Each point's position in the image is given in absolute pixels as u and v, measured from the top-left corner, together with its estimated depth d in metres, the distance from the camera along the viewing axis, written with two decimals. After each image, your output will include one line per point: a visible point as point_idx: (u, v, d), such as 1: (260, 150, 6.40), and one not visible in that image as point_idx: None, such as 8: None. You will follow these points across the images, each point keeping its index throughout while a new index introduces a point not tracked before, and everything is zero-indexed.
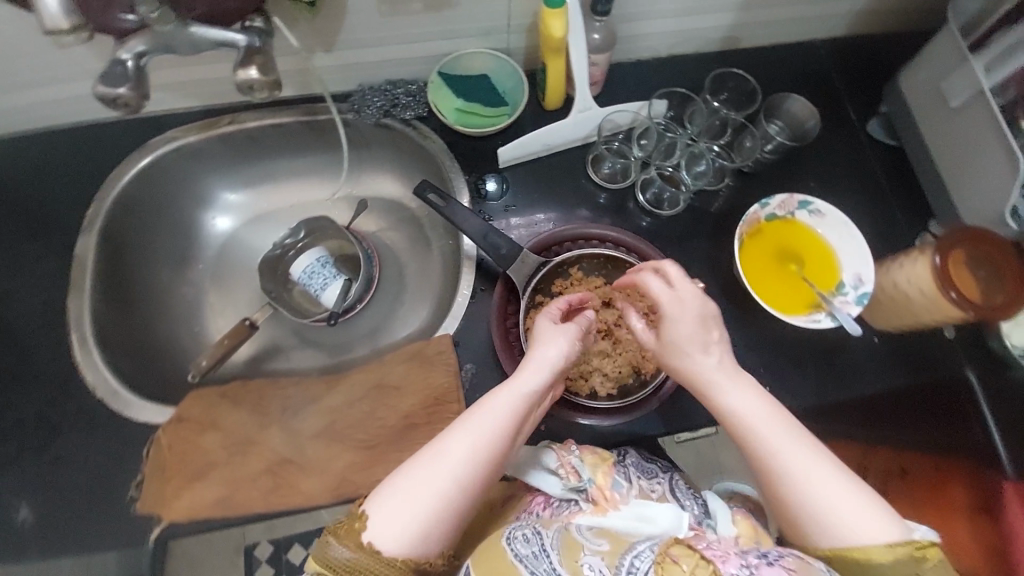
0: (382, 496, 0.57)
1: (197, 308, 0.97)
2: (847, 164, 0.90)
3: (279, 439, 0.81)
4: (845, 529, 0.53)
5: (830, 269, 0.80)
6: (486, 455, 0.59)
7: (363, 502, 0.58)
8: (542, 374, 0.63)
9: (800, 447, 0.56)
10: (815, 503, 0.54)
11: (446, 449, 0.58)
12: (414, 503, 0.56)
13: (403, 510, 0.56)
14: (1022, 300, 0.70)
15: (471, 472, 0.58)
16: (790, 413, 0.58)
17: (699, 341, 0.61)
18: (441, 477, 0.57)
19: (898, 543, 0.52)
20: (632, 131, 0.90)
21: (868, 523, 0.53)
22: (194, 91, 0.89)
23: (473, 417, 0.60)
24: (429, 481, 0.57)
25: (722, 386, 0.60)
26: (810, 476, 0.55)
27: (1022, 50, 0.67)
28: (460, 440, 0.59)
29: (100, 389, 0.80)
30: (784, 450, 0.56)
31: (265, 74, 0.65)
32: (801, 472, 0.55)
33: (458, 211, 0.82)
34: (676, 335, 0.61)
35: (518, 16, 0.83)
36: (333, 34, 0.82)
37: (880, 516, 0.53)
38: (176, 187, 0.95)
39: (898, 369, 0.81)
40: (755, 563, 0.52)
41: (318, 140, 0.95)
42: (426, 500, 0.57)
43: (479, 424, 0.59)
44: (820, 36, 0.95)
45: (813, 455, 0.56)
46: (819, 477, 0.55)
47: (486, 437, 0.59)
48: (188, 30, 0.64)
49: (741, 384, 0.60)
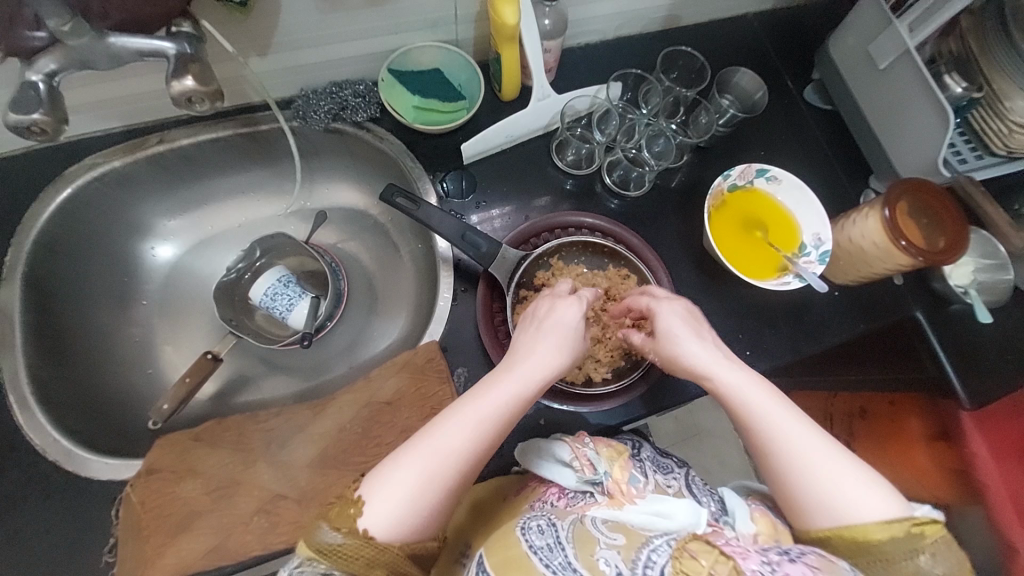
0: (377, 479, 0.56)
1: (150, 347, 0.88)
2: (792, 131, 0.95)
3: (268, 475, 0.75)
4: (846, 509, 0.56)
5: (792, 232, 0.84)
6: (476, 446, 0.57)
7: (359, 483, 0.57)
8: (529, 383, 0.60)
9: (800, 429, 0.59)
10: (816, 485, 0.57)
11: (440, 434, 0.57)
12: (408, 488, 0.55)
13: (395, 493, 0.55)
14: (962, 243, 0.75)
15: (460, 466, 0.56)
16: (784, 394, 0.61)
17: (693, 333, 0.65)
18: (433, 463, 0.56)
19: (894, 520, 0.55)
20: (592, 116, 0.90)
21: (869, 501, 0.56)
22: (114, 111, 0.80)
23: (463, 410, 0.58)
24: (423, 466, 0.56)
25: (713, 369, 0.63)
26: (810, 461, 0.58)
27: (938, 11, 0.73)
28: (454, 425, 0.57)
29: (52, 451, 0.73)
30: (787, 436, 0.59)
31: (204, 83, 0.57)
32: (796, 452, 0.58)
33: (431, 213, 0.79)
34: (667, 325, 0.66)
35: (464, 5, 0.80)
36: (268, 37, 0.75)
37: (882, 498, 0.56)
38: (105, 219, 0.85)
39: (858, 317, 0.87)
40: (776, 559, 0.54)
41: (264, 152, 0.89)
42: (419, 484, 0.55)
43: (471, 417, 0.57)
44: (754, 10, 0.98)
45: (808, 435, 0.59)
46: (821, 462, 0.58)
47: (478, 426, 0.57)
48: (106, 41, 0.56)
49: (734, 367, 0.63)
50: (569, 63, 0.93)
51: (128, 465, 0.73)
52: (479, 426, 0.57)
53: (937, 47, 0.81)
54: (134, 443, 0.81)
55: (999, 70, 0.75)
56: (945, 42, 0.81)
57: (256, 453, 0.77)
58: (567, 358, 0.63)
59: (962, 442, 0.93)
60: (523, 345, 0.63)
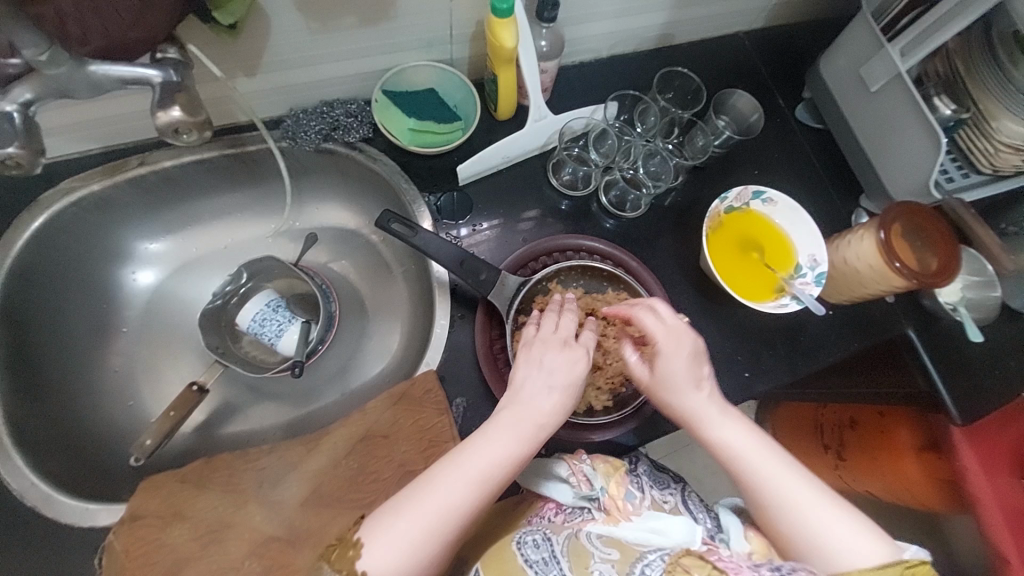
0: (383, 525, 0.55)
1: (130, 379, 0.84)
2: (785, 150, 0.95)
3: (261, 516, 0.73)
4: (836, 547, 0.55)
5: (788, 254, 0.84)
6: (478, 501, 0.56)
7: (361, 523, 0.56)
8: (528, 440, 0.60)
9: (795, 479, 0.59)
10: (801, 513, 0.57)
11: (445, 484, 0.57)
12: (409, 538, 0.54)
13: (396, 541, 0.54)
14: (952, 265, 0.76)
15: (461, 517, 0.56)
16: (771, 439, 0.61)
17: (691, 380, 0.63)
18: (436, 512, 0.55)
19: (883, 564, 0.53)
20: (588, 136, 0.89)
21: (856, 541, 0.55)
22: (91, 133, 0.77)
23: (467, 460, 0.58)
24: (425, 514, 0.55)
25: (711, 420, 0.62)
26: (796, 493, 0.58)
27: (931, 38, 0.72)
28: (456, 476, 0.57)
29: (31, 494, 0.71)
30: (771, 468, 0.59)
31: (192, 113, 0.55)
32: (788, 495, 0.58)
33: (428, 239, 0.77)
34: (667, 370, 0.63)
35: (460, 25, 0.79)
36: (255, 57, 0.73)
37: (869, 539, 0.55)
38: (81, 244, 0.81)
39: (852, 336, 0.88)
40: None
41: (250, 173, 0.86)
42: (419, 534, 0.54)
43: (473, 468, 0.57)
44: (744, 30, 0.99)
45: (799, 481, 0.59)
46: (805, 494, 0.58)
47: (480, 481, 0.57)
48: (86, 70, 0.53)
49: (728, 417, 0.62)
50: (564, 82, 0.93)
51: (111, 509, 0.71)
52: (481, 480, 0.57)
53: (924, 67, 0.82)
54: (114, 485, 0.78)
55: (986, 91, 0.75)
56: (932, 62, 0.81)
57: (247, 494, 0.75)
58: (569, 404, 0.63)
59: (953, 454, 0.93)
60: (513, 388, 0.63)
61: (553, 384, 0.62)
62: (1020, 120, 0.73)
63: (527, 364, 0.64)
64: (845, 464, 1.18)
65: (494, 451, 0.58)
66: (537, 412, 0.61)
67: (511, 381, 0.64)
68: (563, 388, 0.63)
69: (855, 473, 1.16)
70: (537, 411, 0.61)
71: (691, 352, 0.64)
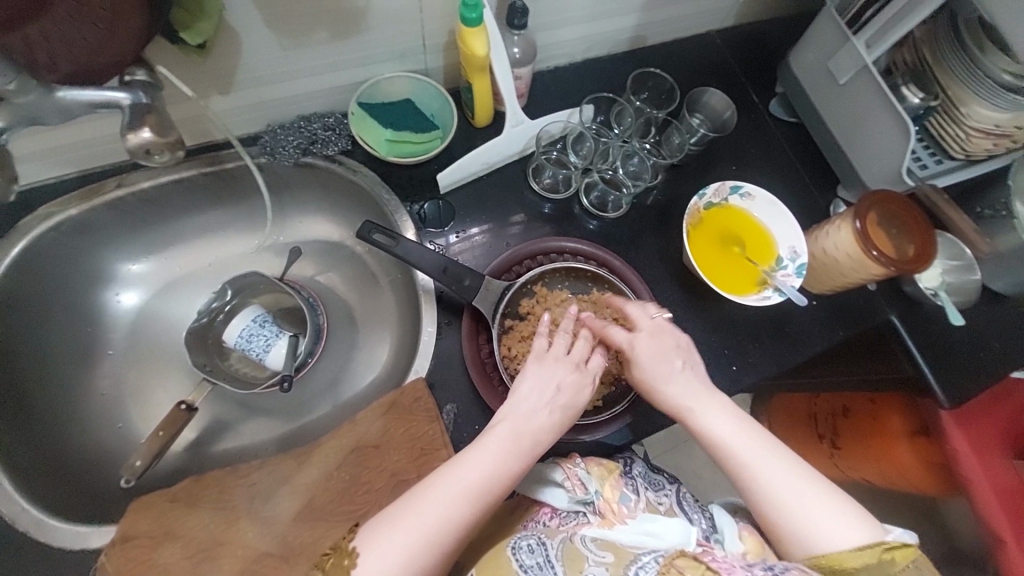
0: (375, 534, 0.55)
1: (119, 401, 0.84)
2: (762, 144, 0.97)
3: (254, 532, 0.73)
4: (820, 535, 0.55)
5: (769, 247, 0.85)
6: (470, 506, 0.57)
7: (355, 533, 0.56)
8: (520, 451, 0.60)
9: (780, 467, 0.58)
10: (785, 502, 0.57)
11: (436, 491, 0.57)
12: (402, 546, 0.54)
13: (388, 549, 0.54)
14: (928, 251, 0.77)
15: (454, 523, 0.56)
16: (758, 425, 0.61)
17: (666, 376, 0.64)
18: (427, 520, 0.55)
19: (864, 547, 0.53)
20: (566, 139, 0.90)
21: (839, 527, 0.55)
22: (68, 157, 0.77)
23: (457, 466, 0.58)
24: (418, 521, 0.55)
25: (694, 410, 0.62)
26: (779, 482, 0.58)
27: (895, 28, 0.73)
28: (447, 482, 0.57)
29: (20, 522, 0.71)
30: (753, 456, 0.59)
31: (162, 134, 0.55)
32: (771, 481, 0.58)
33: (409, 248, 0.77)
34: (643, 372, 0.65)
35: (432, 35, 0.80)
36: (229, 75, 0.74)
37: (853, 525, 0.55)
38: (63, 268, 0.81)
39: (837, 325, 0.88)
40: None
41: (231, 190, 0.86)
42: (412, 540, 0.54)
43: (463, 473, 0.58)
44: (715, 28, 1.00)
45: (784, 466, 0.58)
46: (788, 482, 0.57)
47: (471, 486, 0.57)
48: (54, 96, 0.54)
49: (712, 405, 0.62)
50: (540, 87, 0.94)
51: (102, 532, 0.71)
52: (472, 484, 0.57)
53: (892, 57, 0.83)
54: (105, 509, 0.78)
55: (953, 78, 0.77)
56: (899, 53, 0.82)
57: (240, 510, 0.75)
58: (567, 423, 0.64)
59: (942, 439, 0.94)
60: (506, 402, 0.63)
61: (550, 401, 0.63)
62: (990, 105, 0.75)
63: (532, 374, 0.65)
64: (839, 453, 1.18)
65: (484, 454, 0.59)
66: (528, 423, 0.62)
67: (513, 389, 0.65)
68: (554, 405, 0.63)
69: (850, 461, 1.16)
70: (526, 417, 0.62)
71: (662, 346, 0.66)
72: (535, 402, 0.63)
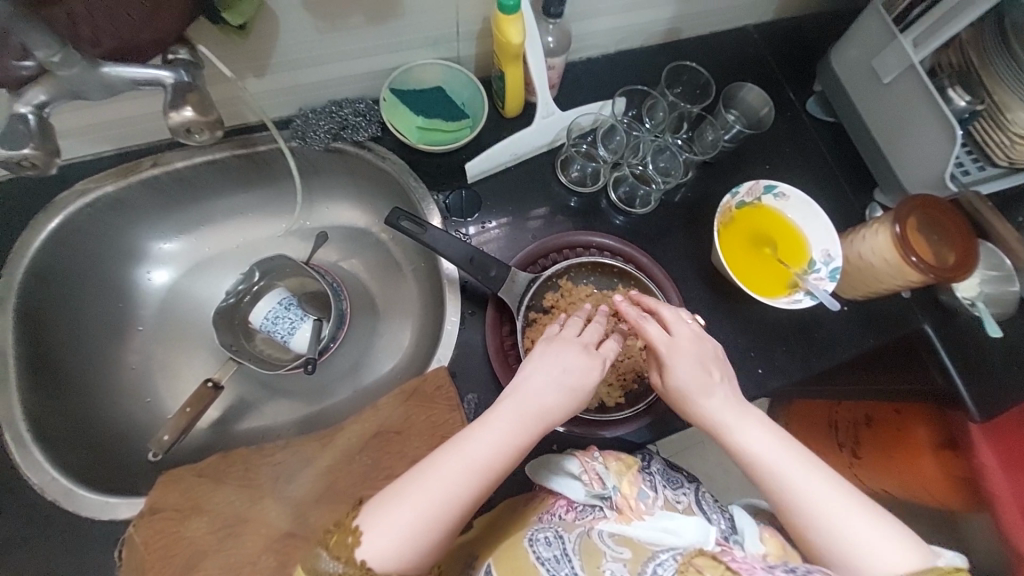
0: (383, 512, 0.55)
1: (148, 375, 0.86)
2: (796, 143, 0.94)
3: (276, 511, 0.75)
4: (867, 558, 0.54)
5: (802, 249, 0.83)
6: (474, 488, 0.56)
7: (357, 511, 0.56)
8: (530, 426, 0.60)
9: (823, 487, 0.57)
10: (826, 519, 0.56)
11: (444, 469, 0.57)
12: (407, 522, 0.54)
13: (396, 526, 0.54)
14: (970, 259, 0.75)
15: (462, 504, 0.56)
16: (799, 443, 0.60)
17: (703, 386, 0.62)
18: (434, 497, 0.55)
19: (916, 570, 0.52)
20: (596, 132, 0.89)
21: (886, 548, 0.54)
22: (105, 134, 0.78)
23: (465, 446, 0.58)
24: (427, 500, 0.55)
25: (734, 426, 0.61)
26: (826, 503, 0.56)
27: (946, 25, 0.70)
28: (456, 461, 0.57)
29: (51, 490, 0.73)
30: (794, 471, 0.58)
31: (203, 113, 0.55)
32: (815, 502, 0.56)
33: (436, 236, 0.77)
34: (680, 380, 0.63)
35: (466, 22, 0.79)
36: (265, 57, 0.74)
37: (899, 542, 0.54)
38: (99, 244, 0.83)
39: (867, 333, 0.86)
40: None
41: (261, 172, 0.87)
42: (420, 519, 0.54)
43: (472, 454, 0.57)
44: (755, 21, 0.98)
45: (828, 485, 0.57)
46: (832, 498, 0.56)
47: (478, 468, 0.57)
48: (99, 71, 0.54)
49: (750, 421, 0.61)
50: (572, 78, 0.92)
51: (130, 504, 0.73)
52: (479, 466, 0.57)
53: (936, 58, 0.80)
54: (133, 480, 0.80)
55: (1000, 82, 0.73)
56: (945, 54, 0.79)
57: (263, 489, 0.76)
58: (574, 405, 0.63)
59: (970, 452, 0.94)
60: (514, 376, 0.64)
61: (557, 380, 0.63)
62: None
63: (540, 358, 0.64)
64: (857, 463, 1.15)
65: (496, 435, 0.59)
66: (534, 401, 0.61)
67: (523, 365, 0.65)
68: (559, 382, 0.63)
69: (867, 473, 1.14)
70: (531, 397, 0.61)
71: (699, 352, 0.64)
72: (545, 385, 0.62)
